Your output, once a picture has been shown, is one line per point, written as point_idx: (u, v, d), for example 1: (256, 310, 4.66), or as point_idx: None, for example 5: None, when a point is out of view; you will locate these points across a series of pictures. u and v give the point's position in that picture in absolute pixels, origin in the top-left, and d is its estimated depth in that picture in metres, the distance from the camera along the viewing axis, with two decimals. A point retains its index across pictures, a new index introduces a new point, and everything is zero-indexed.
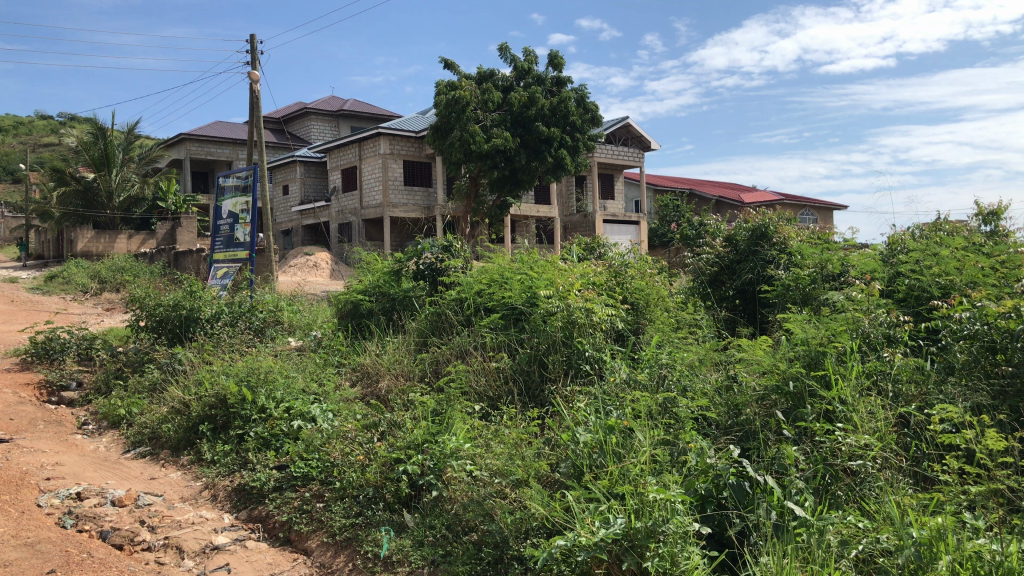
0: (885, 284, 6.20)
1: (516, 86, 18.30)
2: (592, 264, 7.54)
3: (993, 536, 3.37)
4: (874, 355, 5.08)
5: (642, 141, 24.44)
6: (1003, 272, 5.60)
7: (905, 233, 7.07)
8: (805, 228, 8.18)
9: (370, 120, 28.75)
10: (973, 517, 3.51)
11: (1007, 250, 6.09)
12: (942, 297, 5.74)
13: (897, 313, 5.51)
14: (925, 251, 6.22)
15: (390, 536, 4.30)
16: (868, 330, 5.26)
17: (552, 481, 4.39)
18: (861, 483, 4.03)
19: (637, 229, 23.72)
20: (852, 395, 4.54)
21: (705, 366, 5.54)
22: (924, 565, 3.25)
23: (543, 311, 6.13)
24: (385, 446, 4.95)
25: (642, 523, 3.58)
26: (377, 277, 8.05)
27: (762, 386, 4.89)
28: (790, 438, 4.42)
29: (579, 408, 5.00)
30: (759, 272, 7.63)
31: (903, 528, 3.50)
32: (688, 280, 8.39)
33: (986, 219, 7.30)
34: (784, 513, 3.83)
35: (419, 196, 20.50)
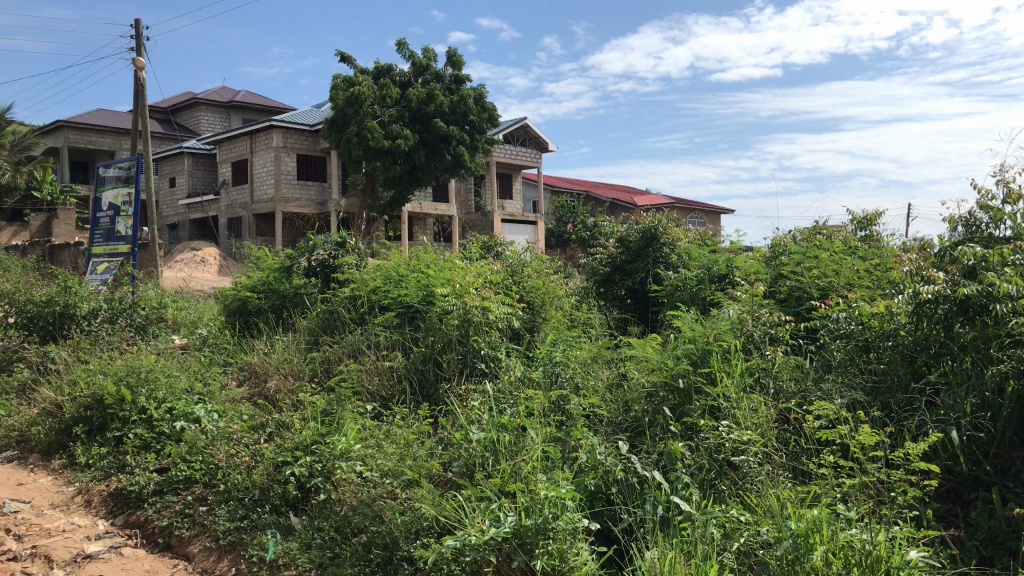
0: (769, 286, 6.44)
1: (414, 83, 18.16)
2: (489, 263, 7.55)
3: (864, 525, 3.53)
4: (757, 353, 5.28)
5: (540, 141, 24.67)
6: (876, 275, 5.91)
7: (788, 237, 7.36)
8: (695, 230, 8.42)
9: (264, 113, 28.04)
10: (846, 508, 3.68)
11: (881, 254, 6.43)
12: (822, 297, 5.99)
13: (778, 313, 5.74)
14: (806, 254, 6.51)
15: (276, 539, 4.18)
16: (752, 329, 5.47)
17: (444, 480, 4.35)
18: (744, 477, 4.14)
19: (535, 229, 23.88)
20: (736, 392, 4.69)
21: (597, 364, 5.64)
22: (801, 555, 3.35)
23: (440, 310, 6.07)
24: (272, 447, 4.80)
25: (531, 521, 3.59)
26: (267, 272, 7.83)
27: (651, 384, 5.00)
28: (676, 434, 4.54)
29: (473, 406, 4.99)
30: (651, 272, 7.79)
31: (782, 520, 3.62)
32: (583, 280, 8.51)
33: (862, 224, 7.66)
34: (670, 508, 3.92)
35: (314, 192, 20.09)
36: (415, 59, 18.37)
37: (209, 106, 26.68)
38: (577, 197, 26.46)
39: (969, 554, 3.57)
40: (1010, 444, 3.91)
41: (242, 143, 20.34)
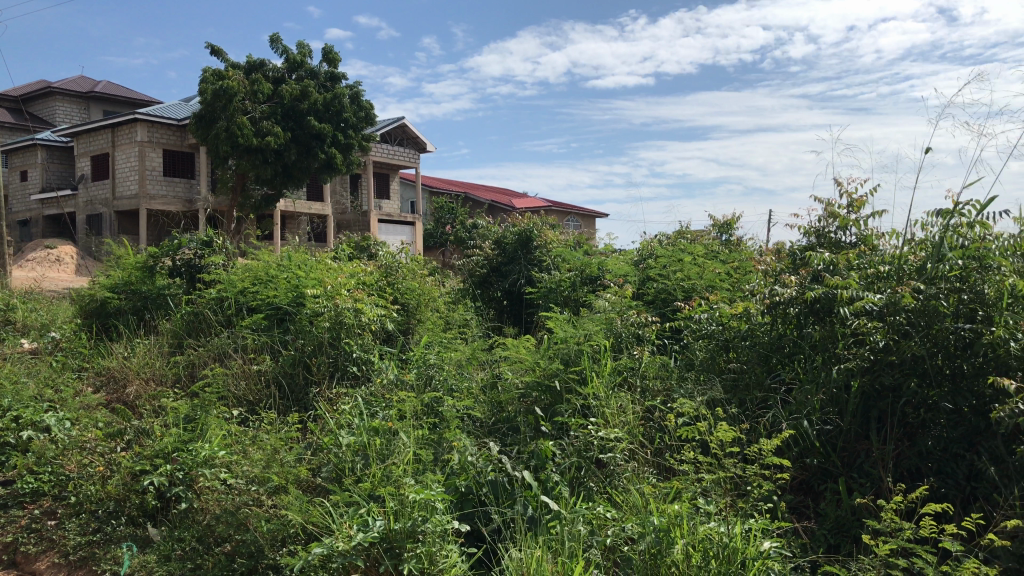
0: (637, 288, 6.64)
1: (287, 79, 17.75)
2: (363, 263, 7.47)
3: (721, 519, 3.67)
4: (625, 352, 5.44)
5: (418, 141, 24.58)
6: (735, 278, 6.18)
7: (655, 241, 7.61)
8: (568, 233, 8.58)
9: (127, 105, 26.75)
10: (705, 502, 3.82)
11: (740, 257, 6.74)
12: (685, 298, 6.22)
13: (645, 314, 5.93)
14: (671, 258, 6.75)
15: (133, 552, 4.00)
16: (621, 329, 5.63)
17: (313, 486, 4.26)
18: (611, 475, 4.24)
19: (413, 230, 23.72)
20: (605, 391, 4.81)
21: (471, 365, 5.67)
22: (663, 549, 3.46)
23: (310, 312, 5.92)
24: (129, 455, 4.58)
25: (400, 524, 3.57)
26: (127, 272, 7.47)
27: (524, 384, 5.07)
28: (547, 434, 4.61)
29: (343, 410, 4.91)
30: (525, 274, 7.89)
31: (645, 516, 3.73)
32: (459, 281, 8.52)
33: (722, 229, 8.00)
34: (538, 507, 3.97)
35: (181, 188, 19.32)
36: (289, 54, 17.94)
37: (65, 97, 25.22)
38: (455, 198, 26.50)
39: (818, 542, 3.77)
40: (855, 437, 4.18)
41: (103, 136, 19.35)
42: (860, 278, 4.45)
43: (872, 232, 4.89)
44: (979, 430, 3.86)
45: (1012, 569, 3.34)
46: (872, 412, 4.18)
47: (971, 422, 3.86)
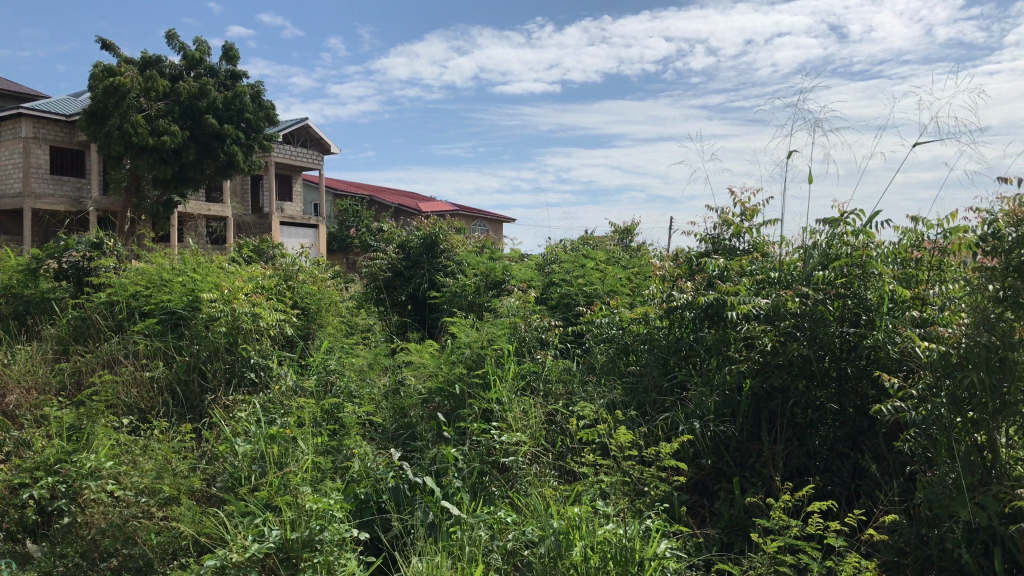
0: (541, 293, 6.70)
1: (184, 76, 17.22)
2: (262, 267, 7.30)
3: (619, 520, 3.72)
4: (528, 357, 5.48)
5: (322, 143, 24.22)
6: (635, 283, 6.31)
7: (558, 246, 7.70)
8: (472, 237, 8.59)
9: (10, 100, 25.42)
10: (604, 504, 3.86)
11: (640, 263, 6.88)
12: (587, 303, 6.32)
13: (548, 319, 5.99)
14: (574, 263, 6.85)
15: (11, 570, 3.79)
16: (524, 334, 5.67)
17: (206, 496, 4.13)
18: (513, 479, 4.25)
19: (317, 233, 23.33)
20: (508, 396, 4.84)
21: (373, 370, 5.62)
22: (562, 551, 3.49)
23: (205, 316, 5.74)
24: (7, 469, 4.34)
25: (297, 534, 3.50)
26: (8, 275, 7.08)
27: (427, 389, 5.04)
28: (449, 440, 4.60)
29: (240, 418, 4.78)
30: (429, 278, 7.85)
31: (545, 519, 3.75)
32: (362, 285, 8.42)
33: (624, 235, 8.16)
34: (439, 513, 3.95)
35: (70, 187, 18.48)
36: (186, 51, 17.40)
37: None
38: (360, 200, 26.20)
39: (712, 541, 3.86)
40: (747, 438, 4.32)
41: None
42: (750, 283, 4.60)
43: (764, 239, 5.06)
44: (862, 430, 4.08)
45: (891, 561, 3.51)
46: (762, 413, 4.33)
47: (855, 423, 4.08)
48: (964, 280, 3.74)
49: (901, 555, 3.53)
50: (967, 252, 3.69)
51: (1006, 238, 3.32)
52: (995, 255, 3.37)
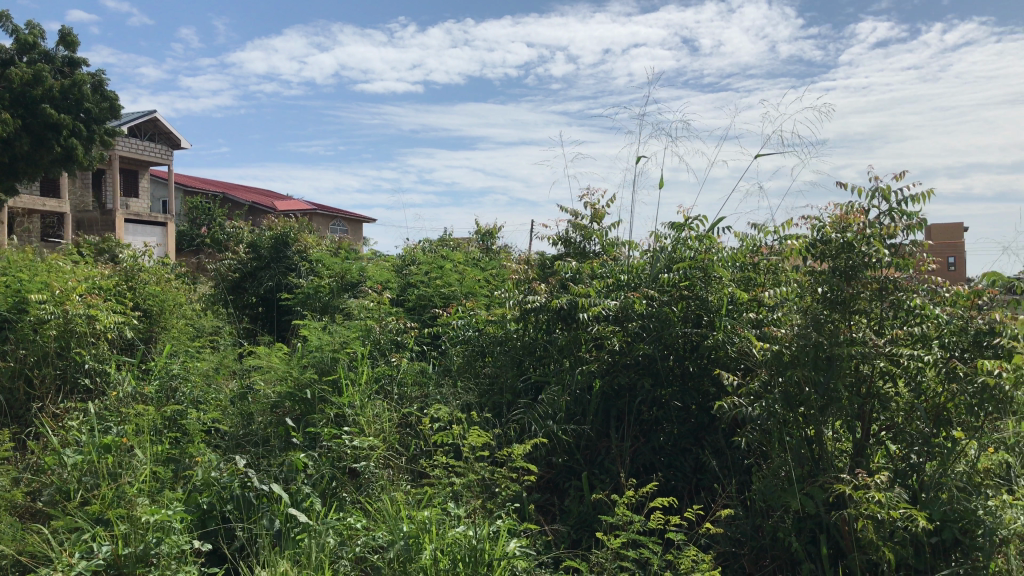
0: (398, 294, 6.64)
1: (16, 62, 16.05)
2: (100, 266, 6.88)
3: (470, 522, 3.71)
4: (383, 359, 5.41)
5: (172, 137, 23.16)
6: (491, 285, 6.36)
7: (416, 247, 7.65)
8: (328, 237, 8.41)
9: None
10: (455, 506, 3.82)
11: (498, 265, 6.94)
12: (444, 305, 6.30)
13: (404, 321, 5.94)
14: (432, 265, 6.83)
15: None
16: (378, 336, 5.59)
17: (30, 512, 3.84)
18: (365, 484, 4.17)
19: (165, 231, 22.28)
20: (361, 399, 4.76)
21: (219, 375, 5.40)
22: (411, 556, 3.45)
23: (33, 319, 5.29)
24: None
25: (130, 549, 3.31)
26: None
27: (276, 394, 4.87)
28: (298, 445, 4.47)
29: (71, 427, 4.48)
30: (281, 280, 7.63)
31: (395, 523, 3.69)
32: (210, 286, 8.08)
33: (483, 237, 8.21)
34: (287, 520, 3.83)
35: None
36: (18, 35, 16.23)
37: None
38: (214, 198, 25.23)
39: (562, 538, 3.92)
40: (597, 436, 4.42)
41: None
42: (601, 286, 4.71)
43: (614, 242, 5.19)
44: (704, 426, 4.28)
45: (728, 552, 3.67)
46: (611, 411, 4.45)
47: (697, 419, 4.27)
48: (793, 283, 3.95)
49: (738, 545, 3.69)
50: (797, 256, 3.92)
51: (833, 242, 3.58)
52: (825, 258, 3.60)
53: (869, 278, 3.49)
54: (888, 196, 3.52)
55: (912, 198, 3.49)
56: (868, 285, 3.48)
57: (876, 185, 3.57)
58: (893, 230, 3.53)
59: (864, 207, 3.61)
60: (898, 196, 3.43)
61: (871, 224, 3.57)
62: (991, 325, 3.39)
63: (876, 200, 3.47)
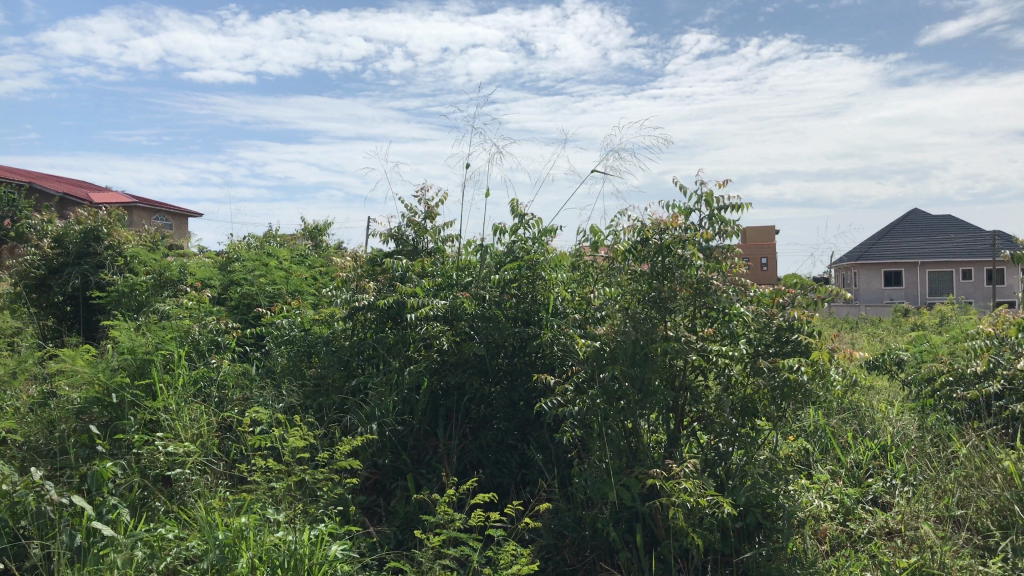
0: (219, 292, 6.36)
1: None
2: None
3: (290, 526, 3.58)
4: (201, 361, 5.16)
5: None
6: (319, 284, 6.20)
7: (240, 243, 7.36)
8: (143, 232, 7.94)
9: None
10: (275, 511, 3.67)
11: (326, 263, 6.79)
12: (269, 305, 6.09)
13: (225, 320, 5.69)
14: (257, 262, 6.59)
15: None
16: (197, 336, 5.31)
17: None
18: (179, 492, 3.95)
19: None
20: (176, 404, 4.52)
21: (16, 380, 4.98)
22: (226, 565, 3.28)
23: None
24: None
25: None
26: None
27: (81, 399, 4.54)
28: (104, 453, 4.18)
29: None
30: (90, 277, 7.12)
31: (210, 531, 3.50)
32: (8, 284, 7.44)
33: (311, 235, 8.01)
34: (90, 534, 3.56)
35: None
36: None
37: None
38: (19, 189, 23.31)
39: (387, 540, 3.85)
40: (424, 435, 4.39)
41: None
42: (430, 285, 4.69)
43: (447, 241, 5.19)
44: (530, 422, 4.34)
45: (550, 544, 3.74)
46: (440, 410, 4.42)
47: (523, 415, 4.33)
48: (616, 283, 3.97)
49: (559, 538, 3.77)
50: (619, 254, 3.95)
51: (651, 244, 3.74)
52: (644, 259, 3.76)
53: (684, 277, 3.67)
54: (711, 201, 3.67)
55: (732, 207, 3.69)
56: (684, 285, 3.66)
57: (700, 190, 3.72)
58: (710, 235, 3.74)
59: (685, 211, 3.78)
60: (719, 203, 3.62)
61: (689, 229, 3.76)
62: (791, 321, 3.63)
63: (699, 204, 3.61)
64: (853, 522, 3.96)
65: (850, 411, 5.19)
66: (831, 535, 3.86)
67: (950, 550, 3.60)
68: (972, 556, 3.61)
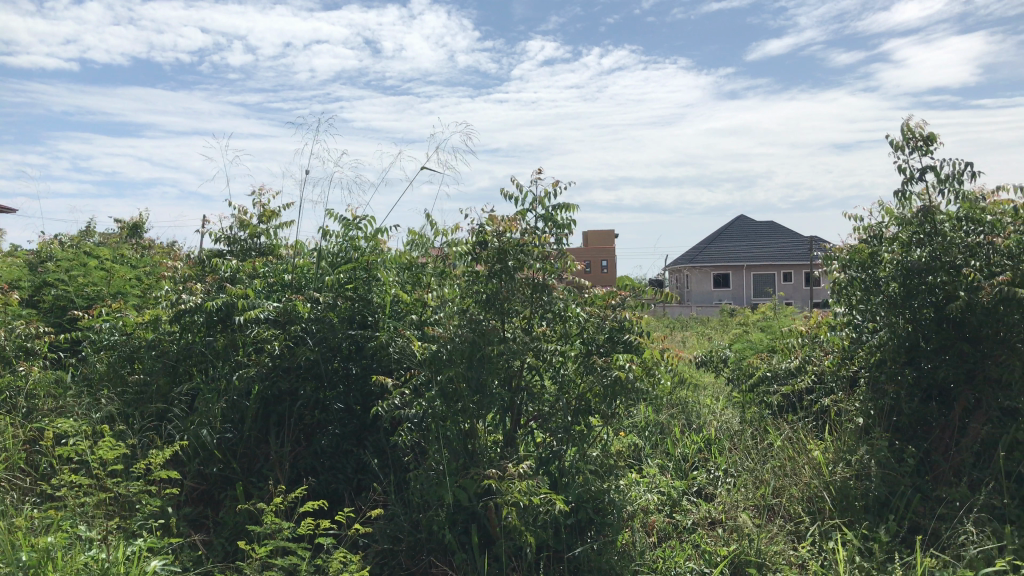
0: (30, 294, 5.91)
1: None
2: None
3: (104, 544, 3.34)
4: (7, 369, 4.75)
5: None
6: (144, 284, 5.87)
7: (52, 241, 6.86)
8: None
9: None
10: (87, 528, 3.42)
11: (152, 263, 6.44)
12: (87, 308, 5.71)
13: (36, 323, 5.28)
14: (73, 261, 6.16)
15: None
16: (3, 342, 4.91)
17: None
18: None
19: None
20: None
21: None
22: None
23: None
24: None
25: None
26: None
27: None
28: None
29: None
30: None
31: (11, 553, 3.21)
32: None
33: (135, 233, 7.57)
34: None
35: None
36: None
37: None
38: None
39: (214, 553, 3.66)
40: (255, 443, 4.19)
41: None
42: (261, 286, 4.47)
43: (281, 240, 5.04)
44: (366, 426, 4.27)
45: (386, 549, 3.68)
46: (271, 416, 4.21)
47: (359, 419, 4.25)
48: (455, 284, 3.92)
49: (395, 542, 3.72)
50: (453, 260, 3.81)
51: (491, 247, 3.69)
52: (483, 261, 3.71)
53: (522, 278, 3.68)
54: (544, 204, 3.69)
55: (559, 208, 3.73)
56: (521, 286, 3.67)
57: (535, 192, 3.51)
58: (547, 238, 3.76)
59: (522, 214, 3.79)
60: (551, 207, 3.65)
61: (528, 231, 3.76)
62: (622, 322, 3.76)
63: (535, 207, 3.60)
64: (679, 513, 4.11)
65: (679, 407, 5.42)
66: (658, 527, 3.98)
67: (765, 537, 3.80)
68: (784, 541, 3.83)
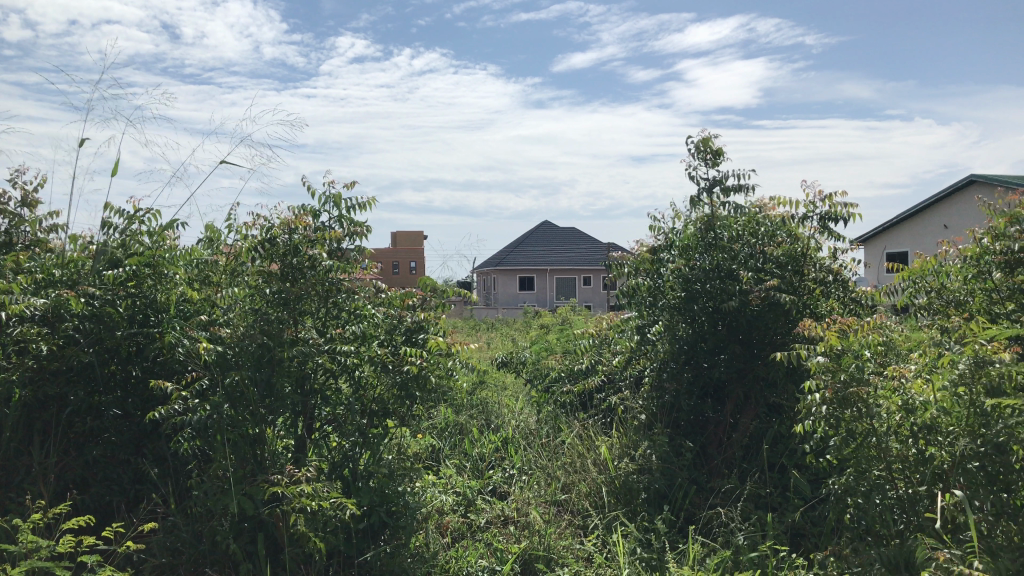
0: None
1: None
2: None
3: None
4: None
5: None
6: None
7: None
8: None
9: None
10: None
11: None
12: None
13: None
14: None
15: None
16: None
17: None
18: None
19: None
20: None
21: None
22: None
23: None
24: None
25: None
26: None
27: None
28: None
29: None
30: None
31: None
32: None
33: None
34: None
35: None
36: None
37: None
38: None
39: None
40: (15, 454, 3.77)
41: None
42: (26, 282, 4.02)
43: (50, 232, 4.62)
44: (146, 433, 3.96)
45: (164, 563, 3.46)
46: (35, 425, 3.81)
47: (138, 426, 3.93)
48: (242, 282, 3.68)
49: (174, 556, 3.49)
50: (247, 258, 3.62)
51: (281, 244, 3.56)
52: (274, 259, 3.56)
53: (314, 276, 3.57)
54: (339, 203, 3.61)
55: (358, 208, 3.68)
56: (314, 285, 3.56)
57: (325, 193, 3.38)
58: (339, 237, 3.70)
59: (313, 211, 3.71)
60: (346, 206, 3.57)
61: (319, 228, 3.67)
62: (418, 323, 3.77)
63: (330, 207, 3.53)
64: (473, 513, 4.16)
65: (478, 408, 5.48)
66: (452, 527, 3.99)
67: (553, 533, 3.91)
68: (572, 536, 3.96)
